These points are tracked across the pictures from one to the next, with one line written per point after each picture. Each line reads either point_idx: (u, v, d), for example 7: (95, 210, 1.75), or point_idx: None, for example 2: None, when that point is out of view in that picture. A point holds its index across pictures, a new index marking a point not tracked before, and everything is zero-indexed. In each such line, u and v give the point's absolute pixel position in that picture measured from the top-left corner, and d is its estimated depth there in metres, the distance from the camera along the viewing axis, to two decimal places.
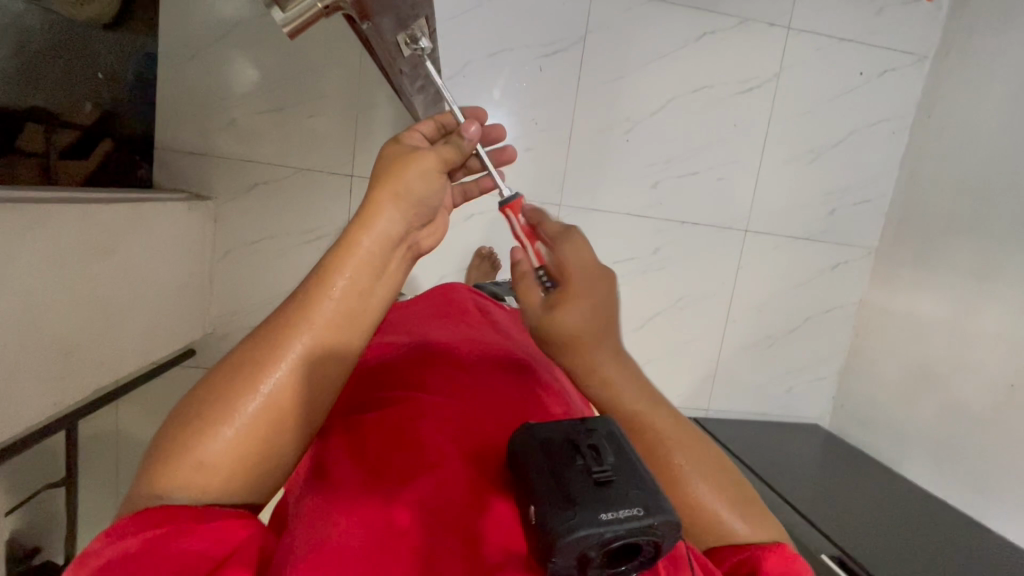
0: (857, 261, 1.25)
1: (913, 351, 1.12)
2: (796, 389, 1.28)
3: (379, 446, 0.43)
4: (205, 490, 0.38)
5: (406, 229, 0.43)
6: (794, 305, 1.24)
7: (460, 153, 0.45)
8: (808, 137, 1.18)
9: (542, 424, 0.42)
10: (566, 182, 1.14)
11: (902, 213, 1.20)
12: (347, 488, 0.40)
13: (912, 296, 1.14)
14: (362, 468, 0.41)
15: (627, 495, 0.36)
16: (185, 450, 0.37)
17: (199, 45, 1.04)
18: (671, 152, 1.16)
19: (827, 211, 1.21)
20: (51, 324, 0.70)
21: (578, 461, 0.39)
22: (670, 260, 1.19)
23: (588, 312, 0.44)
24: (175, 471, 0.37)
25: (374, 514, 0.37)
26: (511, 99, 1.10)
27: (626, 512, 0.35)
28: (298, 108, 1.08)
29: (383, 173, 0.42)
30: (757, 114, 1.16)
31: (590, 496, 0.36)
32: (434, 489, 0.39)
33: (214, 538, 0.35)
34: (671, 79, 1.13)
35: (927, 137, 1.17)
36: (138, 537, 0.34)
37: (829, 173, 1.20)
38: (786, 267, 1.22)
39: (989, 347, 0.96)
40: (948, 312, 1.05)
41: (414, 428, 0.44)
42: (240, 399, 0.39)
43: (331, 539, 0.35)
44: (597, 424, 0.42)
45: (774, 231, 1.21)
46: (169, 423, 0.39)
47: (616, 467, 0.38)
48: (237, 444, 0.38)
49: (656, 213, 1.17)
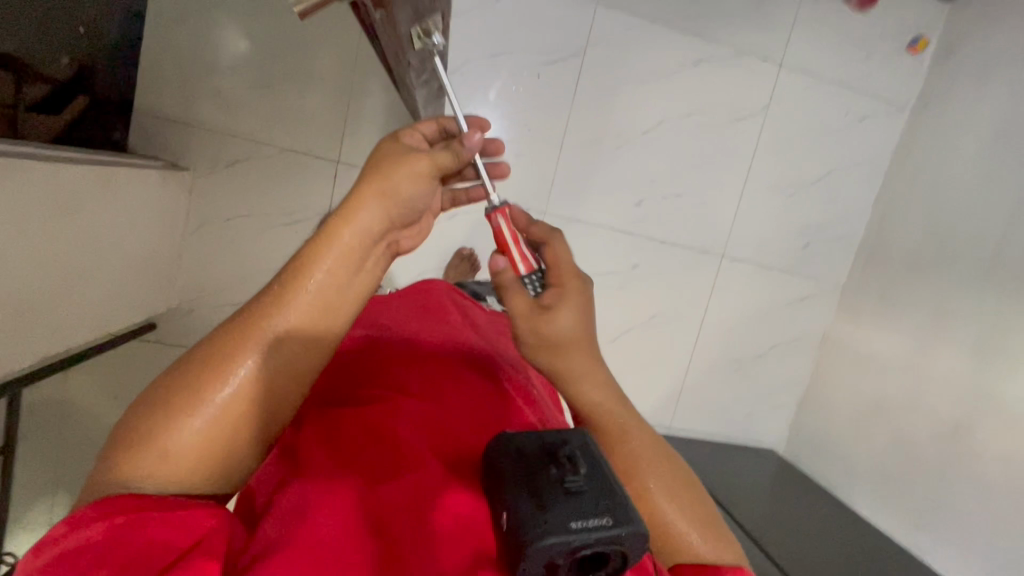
0: (824, 295, 1.29)
1: (867, 387, 1.16)
2: (756, 414, 1.32)
3: (355, 445, 0.42)
4: (172, 480, 0.37)
5: (388, 228, 0.42)
6: (762, 333, 1.28)
7: (455, 158, 0.44)
8: (789, 171, 1.22)
9: (519, 432, 0.42)
10: (553, 191, 1.15)
11: (870, 254, 1.25)
12: (316, 480, 0.38)
13: (872, 334, 1.19)
14: (334, 462, 0.40)
15: (596, 504, 0.36)
16: (149, 440, 0.36)
17: (188, 11, 1.01)
18: (658, 171, 1.18)
19: (800, 245, 1.25)
20: (8, 284, 0.66)
21: (552, 470, 0.38)
22: (647, 277, 1.21)
23: (573, 320, 0.46)
24: (140, 460, 0.36)
25: (344, 510, 0.36)
26: (506, 102, 1.10)
27: (595, 521, 0.35)
28: (288, 87, 1.06)
29: (372, 173, 0.41)
30: (744, 144, 1.19)
31: (562, 506, 0.36)
32: (406, 489, 0.38)
33: (178, 530, 0.34)
34: (665, 100, 1.15)
35: (899, 185, 1.23)
36: (100, 526, 0.33)
37: (805, 208, 1.24)
38: (758, 295, 1.26)
39: (938, 389, 1.01)
40: (904, 352, 1.10)
41: (390, 426, 0.43)
42: (209, 389, 0.37)
43: (295, 534, 0.34)
44: (572, 435, 0.42)
45: (749, 259, 1.24)
46: (136, 410, 0.37)
47: (588, 478, 0.38)
48: (203, 434, 0.37)
49: (638, 230, 1.19)
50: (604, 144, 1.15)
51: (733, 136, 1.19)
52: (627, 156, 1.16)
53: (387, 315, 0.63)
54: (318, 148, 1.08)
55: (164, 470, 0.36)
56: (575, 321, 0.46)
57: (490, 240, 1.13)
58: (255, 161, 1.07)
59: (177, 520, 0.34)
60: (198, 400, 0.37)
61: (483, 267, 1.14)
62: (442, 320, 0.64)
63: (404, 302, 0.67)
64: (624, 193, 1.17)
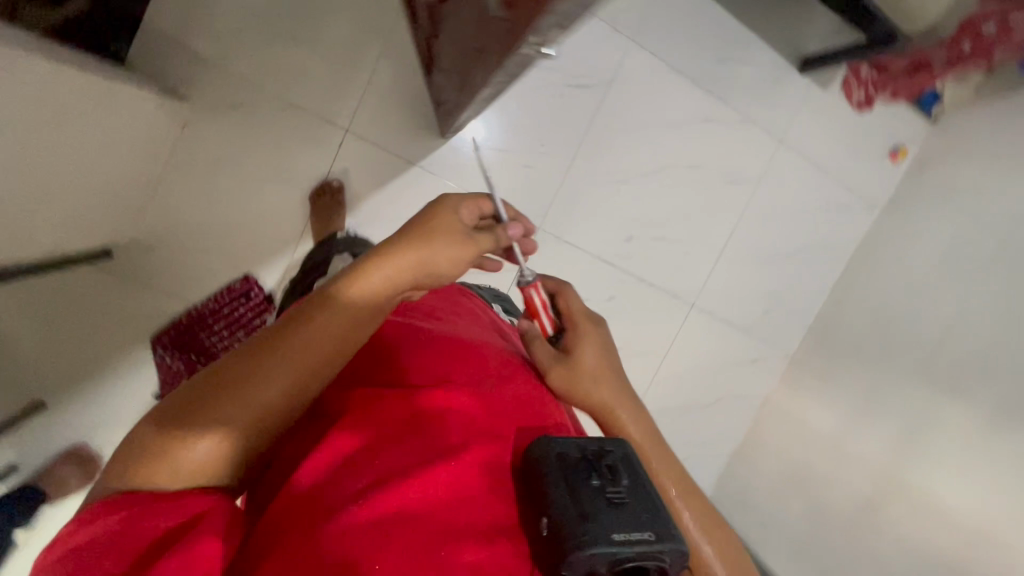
0: (772, 361, 1.37)
1: (795, 450, 1.25)
2: (699, 461, 1.34)
3: (401, 430, 0.45)
4: (185, 479, 0.40)
5: (409, 288, 0.48)
6: (712, 385, 1.34)
7: (495, 240, 0.52)
8: (765, 240, 1.30)
9: (564, 437, 0.47)
10: (552, 208, 1.16)
11: (820, 332, 1.35)
12: (371, 467, 0.42)
13: (809, 405, 1.28)
14: (389, 449, 0.43)
15: (638, 519, 0.43)
16: (168, 449, 0.39)
17: None
18: (652, 213, 1.22)
19: (760, 310, 1.33)
20: None
21: (596, 480, 0.45)
22: (620, 311, 1.24)
23: (596, 353, 0.58)
24: (153, 467, 0.39)
25: (411, 499, 0.40)
26: (526, 112, 1.10)
27: (639, 535, 0.42)
28: (304, 44, 1.02)
29: (408, 241, 0.47)
30: (732, 205, 1.26)
31: (608, 516, 0.42)
32: (452, 485, 0.42)
33: (170, 513, 0.38)
34: (672, 147, 1.20)
35: (857, 274, 1.33)
36: (116, 516, 0.37)
37: (772, 277, 1.32)
38: (715, 348, 1.32)
39: (858, 464, 1.13)
40: (836, 427, 1.20)
41: (437, 417, 0.46)
42: (228, 401, 0.40)
43: (358, 524, 0.38)
44: (614, 446, 0.48)
45: (715, 313, 1.30)
46: (154, 418, 0.41)
47: (628, 489, 0.45)
48: (215, 447, 0.40)
49: (622, 264, 1.22)
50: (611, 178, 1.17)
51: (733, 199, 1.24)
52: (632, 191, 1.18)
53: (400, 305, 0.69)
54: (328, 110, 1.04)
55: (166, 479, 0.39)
56: (596, 359, 0.58)
57: None
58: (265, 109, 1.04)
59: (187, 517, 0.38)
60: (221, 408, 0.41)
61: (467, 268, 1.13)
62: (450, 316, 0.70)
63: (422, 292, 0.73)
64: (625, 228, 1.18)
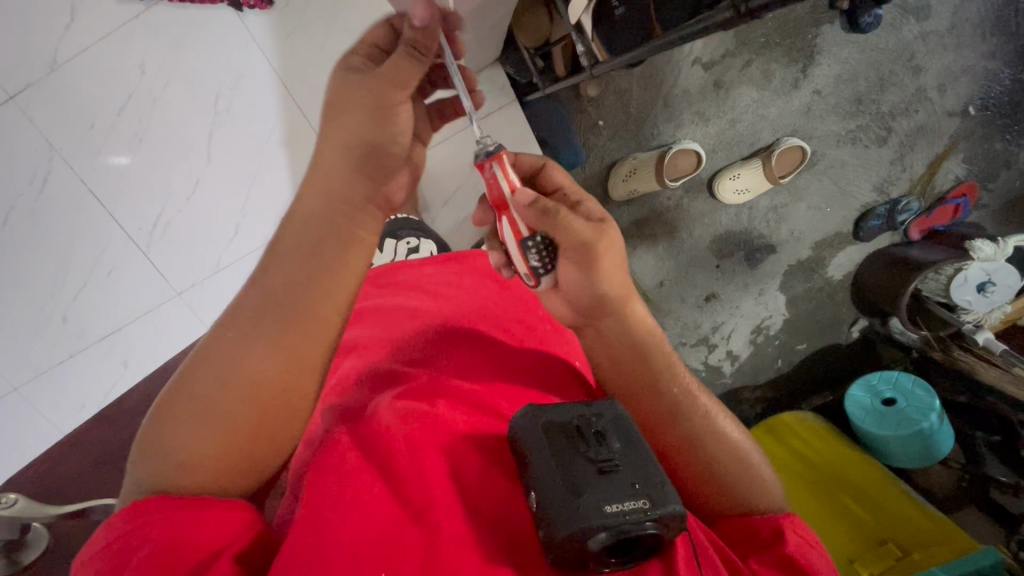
0: (59, 363, 1.16)
1: (54, 375, 1.17)
2: (52, 325, 1.13)
3: (344, 457, 0.45)
4: (197, 472, 0.44)
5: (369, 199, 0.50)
6: (46, 287, 1.11)
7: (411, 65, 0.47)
8: (142, 343, 1.21)
9: (549, 410, 0.45)
10: (149, 237, 1.13)
11: (66, 384, 1.18)
12: (342, 470, 0.44)
13: (24, 354, 1.14)
14: (340, 477, 0.43)
15: (636, 484, 0.40)
16: (189, 450, 0.43)
17: None
18: (123, 332, 1.18)
19: (63, 316, 1.13)
20: (236, 385, 0.45)
21: (583, 446, 0.42)
22: (64, 304, 1.13)
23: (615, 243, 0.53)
24: (184, 466, 0.43)
25: (379, 506, 0.41)
26: (200, 271, 1.19)
27: (630, 503, 0.39)
28: (471, 188, 1.20)
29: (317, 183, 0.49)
30: (163, 330, 1.21)
31: (591, 491, 0.39)
32: (454, 515, 0.41)
33: (208, 530, 0.41)
34: (166, 345, 1.23)
35: (182, 331, 1.23)
36: (144, 529, 0.39)
37: (126, 345, 1.19)
38: (68, 293, 1.12)
39: (64, 416, 1.20)
40: (55, 408, 1.19)
41: (385, 435, 0.46)
42: (193, 422, 0.44)
43: (324, 513, 0.40)
44: (601, 410, 0.46)
45: (77, 302, 1.13)
46: (163, 430, 0.44)
47: (618, 452, 0.42)
48: (212, 447, 0.44)
49: (76, 295, 1.13)
50: (223, 164, 1.13)
51: (93, 323, 1.16)
52: (176, 182, 1.11)
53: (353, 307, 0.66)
54: (443, 193, 1.19)
55: (200, 476, 0.44)
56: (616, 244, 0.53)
57: (146, 176, 1.09)
58: (452, 129, 1.17)
59: (208, 520, 0.41)
60: (188, 442, 0.44)
61: (122, 145, 1.07)
62: (481, 296, 0.65)
63: (449, 271, 0.69)
64: (64, 169, 1.05)
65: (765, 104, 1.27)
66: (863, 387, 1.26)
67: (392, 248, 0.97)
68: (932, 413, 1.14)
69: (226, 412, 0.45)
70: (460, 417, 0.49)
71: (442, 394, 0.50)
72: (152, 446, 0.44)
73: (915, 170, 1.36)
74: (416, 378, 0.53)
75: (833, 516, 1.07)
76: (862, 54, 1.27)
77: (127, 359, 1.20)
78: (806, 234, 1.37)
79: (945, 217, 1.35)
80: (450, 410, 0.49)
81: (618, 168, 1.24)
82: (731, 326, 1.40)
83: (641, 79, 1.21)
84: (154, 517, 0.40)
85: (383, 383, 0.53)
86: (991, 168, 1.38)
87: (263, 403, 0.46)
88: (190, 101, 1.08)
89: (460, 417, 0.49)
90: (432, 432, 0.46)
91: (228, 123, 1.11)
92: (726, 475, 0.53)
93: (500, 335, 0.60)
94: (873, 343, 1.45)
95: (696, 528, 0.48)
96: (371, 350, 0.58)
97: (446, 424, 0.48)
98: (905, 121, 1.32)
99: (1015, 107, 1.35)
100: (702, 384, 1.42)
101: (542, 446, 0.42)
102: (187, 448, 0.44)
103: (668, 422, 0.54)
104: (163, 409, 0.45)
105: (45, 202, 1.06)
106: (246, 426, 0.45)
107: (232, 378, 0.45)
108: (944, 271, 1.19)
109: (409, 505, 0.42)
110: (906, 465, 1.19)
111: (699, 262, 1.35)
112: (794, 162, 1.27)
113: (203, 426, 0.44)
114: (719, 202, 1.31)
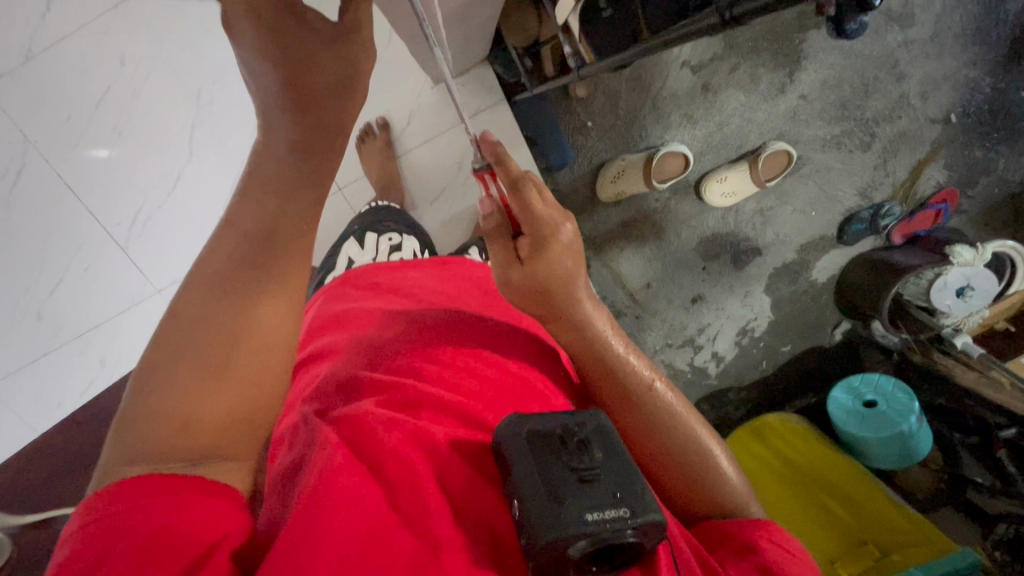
0: (31, 361, 1.13)
1: (27, 374, 1.14)
2: (24, 322, 1.11)
3: (319, 462, 0.44)
4: (194, 429, 0.41)
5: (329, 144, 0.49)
6: (21, 284, 1.09)
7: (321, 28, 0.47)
8: (118, 342, 1.16)
9: (538, 415, 0.45)
10: (129, 232, 1.10)
11: (37, 381, 1.15)
12: (317, 473, 0.43)
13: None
14: (316, 480, 0.42)
15: (616, 493, 0.40)
16: (186, 407, 0.41)
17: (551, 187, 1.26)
18: (100, 331, 1.15)
19: (35, 313, 1.11)
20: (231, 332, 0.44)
21: (567, 454, 0.41)
22: (37, 299, 1.10)
23: (570, 263, 0.54)
24: (179, 425, 0.41)
25: (356, 506, 0.40)
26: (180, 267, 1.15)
27: (611, 511, 0.39)
28: (460, 185, 1.18)
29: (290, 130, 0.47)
30: (141, 328, 1.17)
31: (572, 501, 0.39)
32: (439, 520, 0.41)
33: (190, 531, 0.37)
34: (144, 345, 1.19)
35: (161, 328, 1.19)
36: (113, 540, 0.35)
37: (102, 345, 1.16)
38: (42, 288, 1.10)
39: (37, 417, 1.17)
40: (25, 408, 1.16)
41: (367, 443, 0.45)
42: (188, 376, 0.42)
43: (296, 516, 0.40)
44: (587, 418, 0.45)
45: (52, 298, 1.11)
46: (153, 388, 0.42)
47: (601, 462, 0.42)
48: (212, 401, 0.42)
49: (49, 289, 1.10)
50: (204, 160, 1.09)
51: (68, 320, 1.13)
52: (157, 177, 1.08)
53: (333, 310, 0.64)
54: (427, 193, 1.17)
55: (204, 434, 0.41)
56: (567, 264, 0.54)
57: (125, 170, 1.07)
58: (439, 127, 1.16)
59: (187, 510, 0.38)
60: (194, 401, 0.42)
61: (101, 138, 1.04)
62: (464, 302, 0.64)
63: (432, 277, 0.68)
64: (39, 161, 1.03)
65: (751, 108, 1.28)
66: (844, 389, 1.28)
67: (374, 243, 0.96)
68: (911, 415, 1.16)
69: (224, 362, 0.43)
70: (438, 426, 0.48)
71: (423, 404, 0.50)
72: (143, 405, 0.41)
73: (898, 175, 1.38)
74: (399, 386, 0.51)
75: (817, 517, 1.09)
76: (847, 60, 1.29)
77: (104, 357, 1.16)
78: (791, 237, 1.38)
79: (926, 223, 1.39)
80: (433, 422, 0.48)
81: (603, 169, 1.24)
82: (716, 327, 1.41)
83: (630, 82, 1.21)
84: (126, 514, 0.36)
85: (359, 389, 0.52)
86: (971, 174, 1.40)
87: (259, 351, 0.45)
88: (169, 90, 1.04)
89: (440, 426, 0.48)
90: (412, 441, 0.46)
91: (210, 118, 1.07)
92: (708, 487, 0.53)
93: (483, 338, 0.58)
94: (855, 346, 1.47)
95: (678, 535, 0.47)
96: (351, 356, 0.56)
97: (427, 432, 0.47)
98: (889, 127, 1.34)
99: (994, 116, 1.37)
100: (687, 385, 1.43)
101: (523, 455, 0.41)
102: (193, 404, 0.42)
103: (645, 425, 0.53)
104: (161, 360, 0.42)
105: (18, 196, 1.04)
106: (247, 376, 0.44)
107: (233, 326, 0.44)
108: (924, 276, 1.19)
109: (399, 512, 0.41)
110: (886, 466, 1.20)
111: (686, 264, 1.35)
112: (781, 165, 1.28)
113: (216, 385, 0.42)
114: (706, 204, 1.31)
